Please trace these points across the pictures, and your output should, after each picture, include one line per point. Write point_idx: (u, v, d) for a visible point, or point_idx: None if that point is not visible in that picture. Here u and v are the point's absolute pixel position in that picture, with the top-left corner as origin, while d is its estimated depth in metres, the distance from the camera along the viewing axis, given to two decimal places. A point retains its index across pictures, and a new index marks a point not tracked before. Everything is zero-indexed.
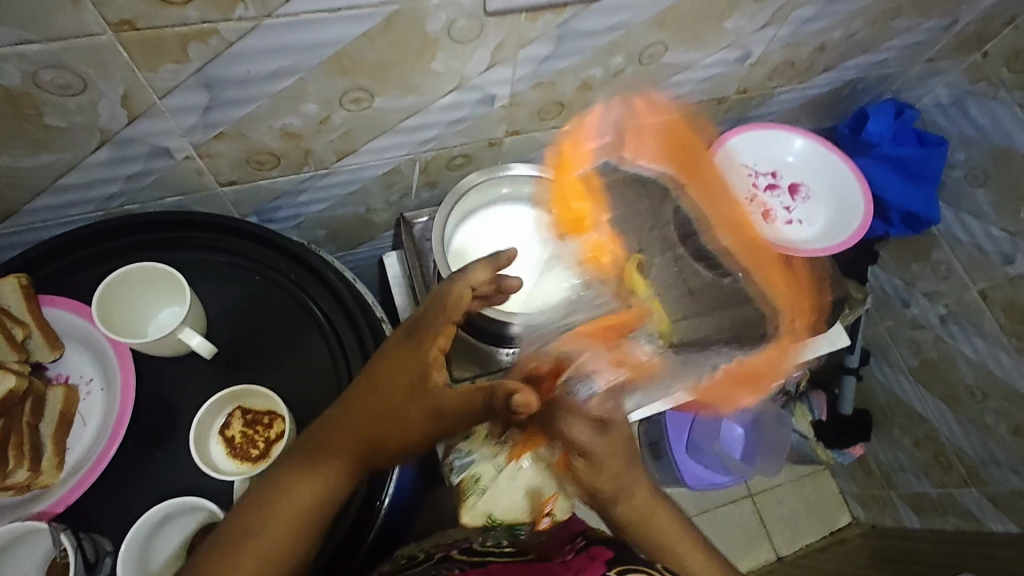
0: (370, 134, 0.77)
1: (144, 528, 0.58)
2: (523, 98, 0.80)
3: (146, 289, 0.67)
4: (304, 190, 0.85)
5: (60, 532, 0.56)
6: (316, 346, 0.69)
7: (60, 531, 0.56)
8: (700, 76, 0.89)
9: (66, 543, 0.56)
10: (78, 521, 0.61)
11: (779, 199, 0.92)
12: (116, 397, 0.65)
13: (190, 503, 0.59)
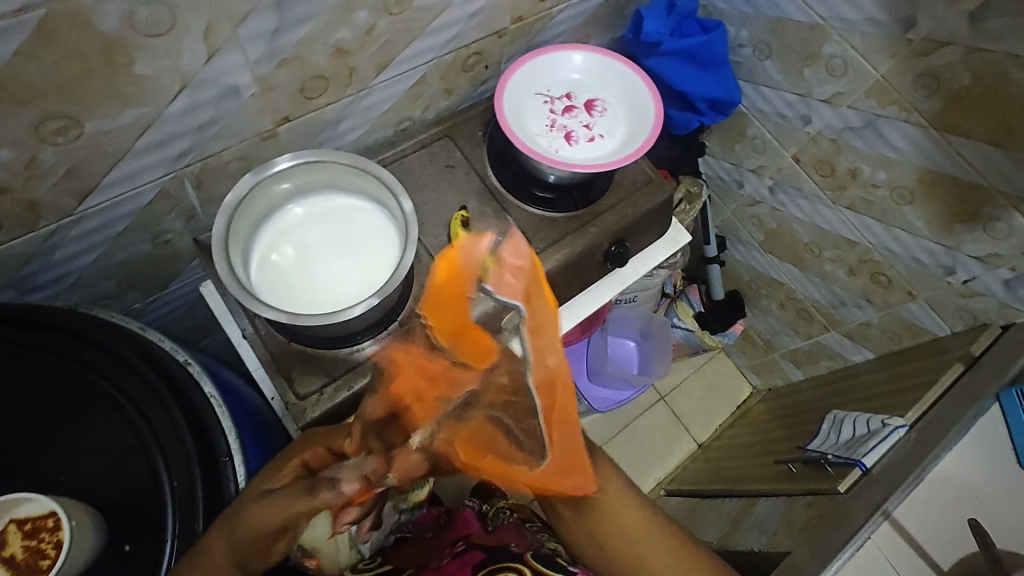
0: (102, 163, 0.67)
1: None
2: (274, 81, 0.72)
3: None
4: (58, 247, 0.74)
5: None
6: (112, 417, 0.62)
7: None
8: (463, 12, 0.84)
9: None
10: None
11: (579, 119, 0.90)
12: None
13: None
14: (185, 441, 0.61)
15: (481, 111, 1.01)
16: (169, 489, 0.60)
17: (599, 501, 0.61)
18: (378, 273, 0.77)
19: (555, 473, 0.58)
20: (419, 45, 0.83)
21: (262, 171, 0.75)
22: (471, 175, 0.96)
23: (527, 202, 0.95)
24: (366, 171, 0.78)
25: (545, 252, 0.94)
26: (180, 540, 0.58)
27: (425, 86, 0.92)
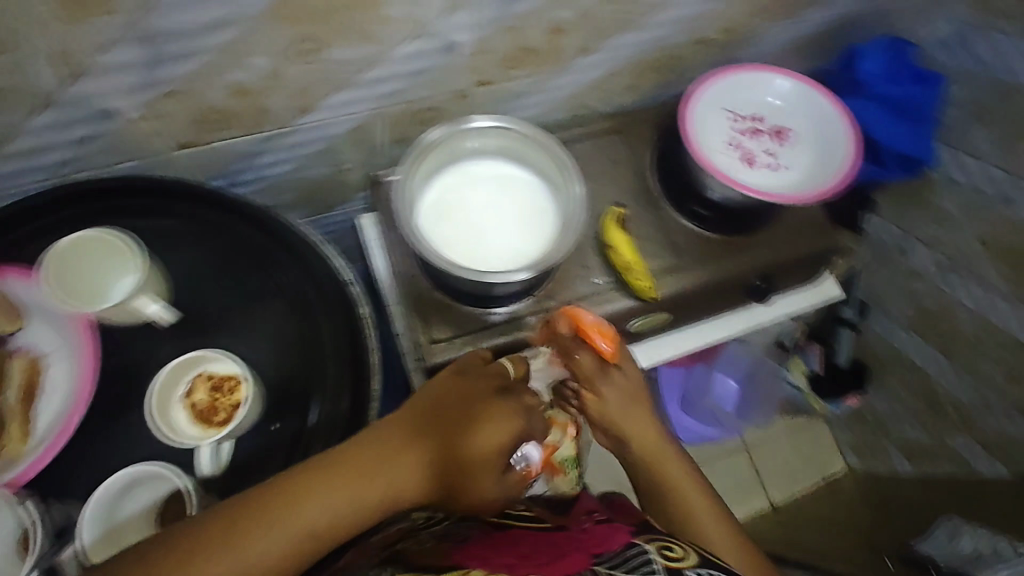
0: (327, 88, 0.74)
1: (112, 489, 0.58)
2: (489, 44, 0.76)
3: (95, 254, 0.63)
4: (266, 152, 0.82)
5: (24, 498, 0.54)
6: (279, 311, 0.67)
7: (23, 502, 0.57)
8: (676, 15, 0.83)
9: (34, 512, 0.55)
10: (50, 488, 0.59)
11: (762, 145, 0.88)
12: (77, 361, 0.62)
13: (151, 466, 0.59)
14: (337, 354, 0.65)
15: (659, 115, 1.00)
16: (316, 389, 0.64)
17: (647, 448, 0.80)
18: (533, 246, 0.80)
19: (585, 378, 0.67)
20: (625, 37, 0.84)
21: (458, 123, 0.79)
22: (635, 175, 0.96)
23: (683, 216, 0.94)
24: (550, 149, 0.81)
25: (690, 269, 0.93)
26: (313, 438, 0.62)
27: (614, 78, 0.93)
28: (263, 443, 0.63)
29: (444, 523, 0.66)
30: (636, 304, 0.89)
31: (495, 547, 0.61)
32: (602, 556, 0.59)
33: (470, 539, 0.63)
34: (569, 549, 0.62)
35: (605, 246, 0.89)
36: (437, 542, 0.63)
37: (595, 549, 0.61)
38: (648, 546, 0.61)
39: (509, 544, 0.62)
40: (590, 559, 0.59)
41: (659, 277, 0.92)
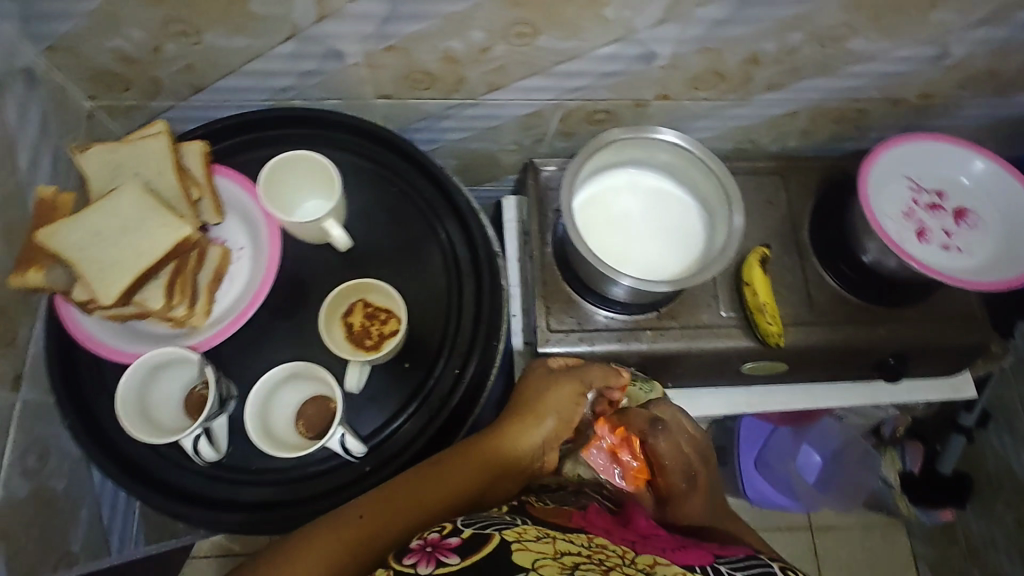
0: (523, 72, 0.78)
1: (269, 382, 0.62)
2: (684, 62, 0.77)
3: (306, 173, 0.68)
4: (448, 117, 0.88)
5: (206, 363, 0.60)
6: (436, 265, 0.72)
7: (205, 366, 0.60)
8: (881, 69, 0.80)
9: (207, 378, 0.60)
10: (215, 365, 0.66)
11: (939, 222, 0.84)
12: (262, 263, 0.68)
13: (308, 368, 0.63)
14: (480, 318, 0.68)
15: (826, 166, 0.97)
16: (453, 343, 0.68)
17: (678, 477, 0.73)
18: (675, 266, 0.82)
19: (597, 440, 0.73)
20: (820, 81, 0.82)
21: (634, 132, 0.80)
22: (787, 220, 0.95)
23: (828, 272, 0.92)
24: (716, 176, 0.81)
25: (822, 326, 0.90)
26: (441, 386, 0.66)
27: (792, 118, 0.91)
28: (396, 378, 0.67)
29: (566, 495, 0.72)
30: (759, 346, 0.88)
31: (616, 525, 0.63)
32: (724, 556, 0.57)
33: (592, 511, 0.66)
34: (686, 541, 0.61)
35: (742, 283, 0.88)
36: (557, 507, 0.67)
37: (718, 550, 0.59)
38: (771, 562, 0.55)
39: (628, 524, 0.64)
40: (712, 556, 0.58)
41: (788, 326, 0.90)
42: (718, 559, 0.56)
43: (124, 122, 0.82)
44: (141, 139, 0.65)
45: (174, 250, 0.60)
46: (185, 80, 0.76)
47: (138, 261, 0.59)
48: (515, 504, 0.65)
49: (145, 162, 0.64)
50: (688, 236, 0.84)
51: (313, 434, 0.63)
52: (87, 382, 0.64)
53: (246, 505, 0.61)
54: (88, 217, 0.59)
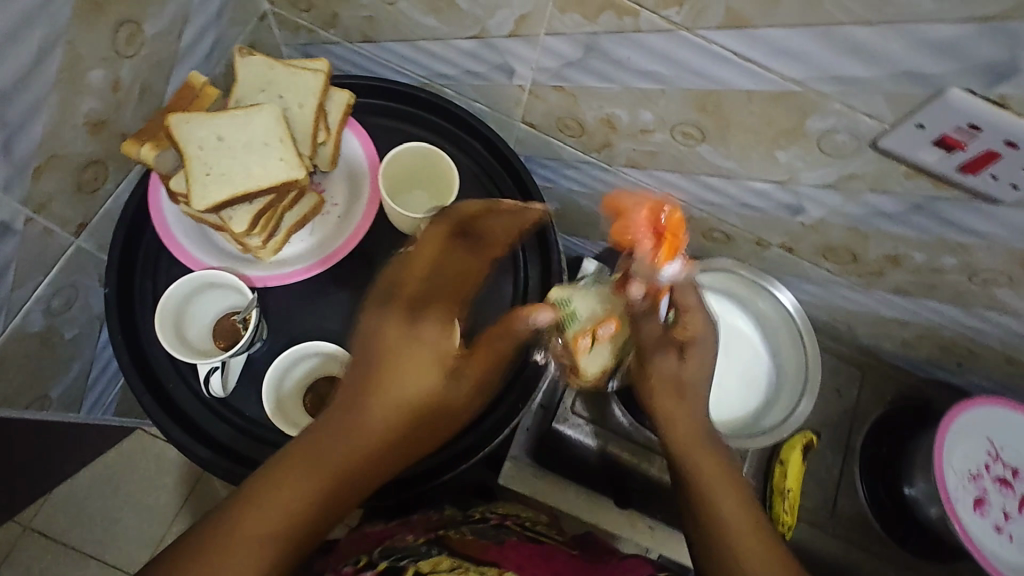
0: (670, 165, 0.76)
1: (299, 351, 0.61)
2: (827, 229, 0.74)
3: (439, 189, 0.67)
4: (575, 168, 0.86)
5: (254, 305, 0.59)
6: (500, 306, 0.69)
7: (252, 306, 0.59)
8: (1014, 328, 0.76)
9: (248, 317, 0.60)
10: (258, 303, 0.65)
11: (1002, 500, 0.76)
12: (346, 229, 0.67)
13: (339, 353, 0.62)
14: (519, 381, 0.66)
15: (908, 384, 0.92)
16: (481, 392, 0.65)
17: (679, 375, 0.60)
18: (721, 411, 0.78)
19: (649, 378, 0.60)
20: (947, 307, 0.78)
21: (747, 270, 0.77)
22: (847, 417, 0.90)
23: (863, 487, 0.87)
24: (805, 351, 0.75)
25: (832, 537, 0.85)
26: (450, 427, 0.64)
27: (900, 324, 0.87)
28: None
29: (486, 527, 0.68)
30: None
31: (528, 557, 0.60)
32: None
33: (507, 544, 0.62)
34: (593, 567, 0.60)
35: (775, 458, 0.83)
36: (474, 538, 0.64)
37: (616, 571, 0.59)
38: None
39: (542, 561, 0.60)
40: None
41: (800, 521, 0.85)
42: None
43: (289, 36, 0.83)
44: (299, 69, 0.65)
45: (282, 185, 0.58)
46: (362, 29, 0.76)
47: (244, 180, 0.58)
48: (432, 534, 0.64)
49: (293, 91, 0.64)
50: (747, 388, 0.80)
51: (310, 412, 0.62)
52: (141, 265, 0.64)
53: (225, 447, 0.61)
54: (219, 120, 0.58)
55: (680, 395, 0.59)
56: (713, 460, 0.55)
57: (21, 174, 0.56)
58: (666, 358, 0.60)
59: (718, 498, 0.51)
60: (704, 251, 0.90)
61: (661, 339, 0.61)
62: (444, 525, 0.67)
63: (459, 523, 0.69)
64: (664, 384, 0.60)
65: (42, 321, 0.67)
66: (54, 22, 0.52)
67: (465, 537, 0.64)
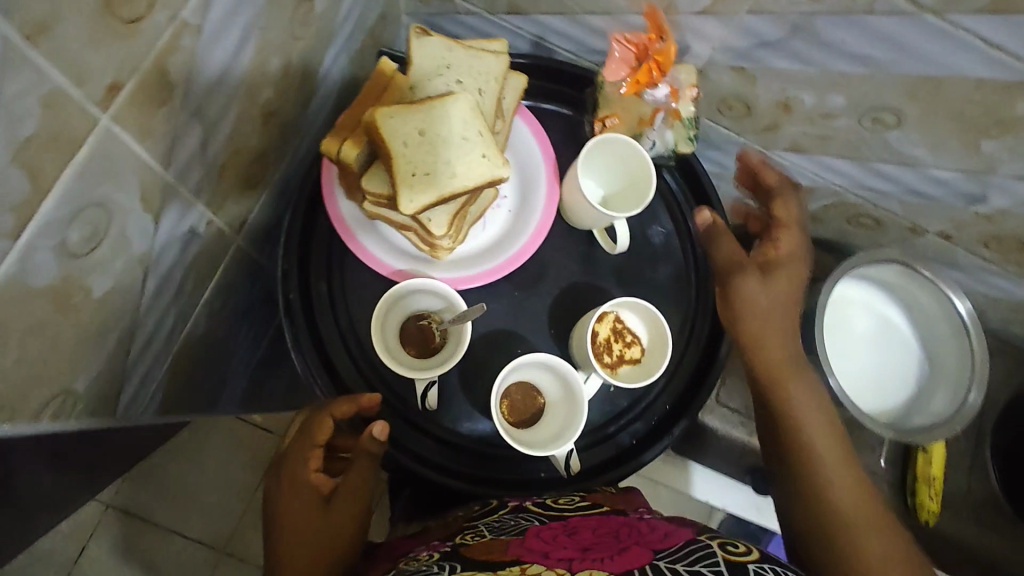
0: (842, 151, 0.72)
1: (516, 364, 0.57)
2: (1003, 219, 0.71)
3: (624, 198, 0.63)
4: (720, 149, 0.82)
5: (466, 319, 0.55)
6: (677, 299, 0.67)
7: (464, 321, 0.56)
8: None
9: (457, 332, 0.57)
10: None
11: None
12: (526, 225, 0.63)
13: (555, 366, 0.58)
14: (702, 384, 0.65)
15: None
16: (663, 392, 0.65)
17: (755, 343, 0.56)
18: (870, 399, 0.78)
19: (749, 341, 0.57)
20: None
21: (925, 269, 0.74)
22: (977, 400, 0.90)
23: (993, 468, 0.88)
24: (967, 342, 0.74)
25: (963, 517, 0.87)
26: (634, 429, 0.64)
27: None
28: (597, 402, 0.64)
29: (500, 515, 0.56)
30: (903, 512, 0.83)
31: (551, 538, 0.50)
32: (664, 551, 0.45)
33: (529, 534, 0.51)
34: (626, 543, 0.48)
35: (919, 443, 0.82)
36: (494, 535, 0.52)
37: (657, 544, 0.47)
38: None
39: (568, 537, 0.50)
40: (649, 554, 0.45)
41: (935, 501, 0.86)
42: (657, 559, 0.43)
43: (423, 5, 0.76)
44: (480, 51, 0.60)
45: (485, 185, 0.54)
46: None
47: (447, 180, 0.53)
48: (448, 546, 0.54)
49: (474, 75, 0.59)
50: (894, 377, 0.80)
51: (511, 417, 0.58)
52: (315, 265, 0.61)
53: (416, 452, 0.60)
54: (419, 113, 0.53)
55: (770, 337, 0.56)
56: (838, 452, 0.52)
57: (209, 175, 0.51)
58: (786, 280, 0.59)
59: (830, 477, 0.51)
60: (843, 233, 0.88)
61: (733, 257, 0.60)
62: (460, 530, 0.57)
63: (477, 519, 0.57)
64: (763, 331, 0.56)
65: (204, 323, 0.64)
66: (257, 7, 0.46)
67: (482, 538, 0.53)
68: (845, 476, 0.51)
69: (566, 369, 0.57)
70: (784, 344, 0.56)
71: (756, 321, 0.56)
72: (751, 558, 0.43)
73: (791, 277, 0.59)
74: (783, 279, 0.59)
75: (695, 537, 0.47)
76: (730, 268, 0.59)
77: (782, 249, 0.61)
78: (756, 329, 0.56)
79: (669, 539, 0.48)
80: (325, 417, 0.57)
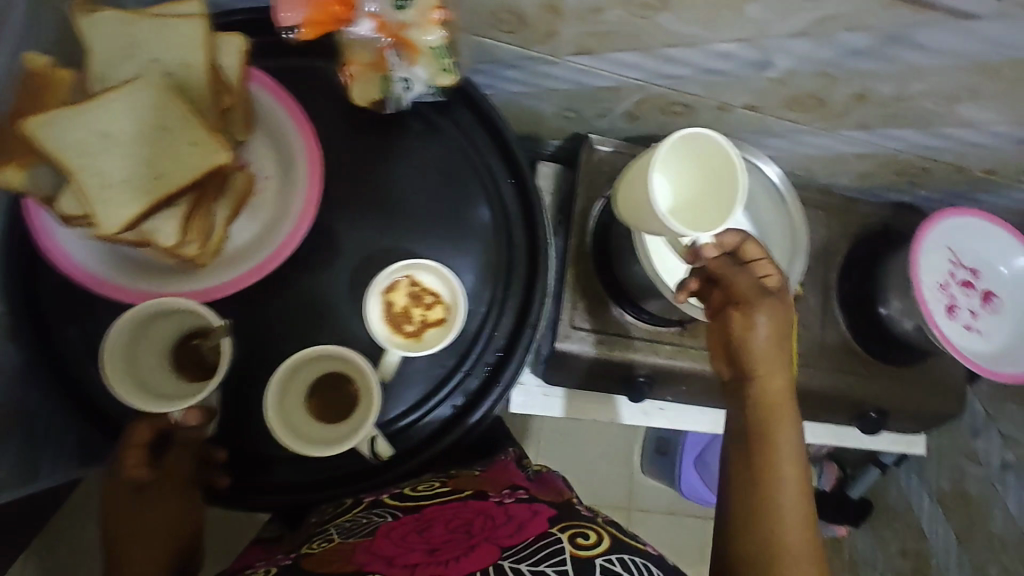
0: (625, 44, 0.68)
1: (295, 361, 0.53)
2: (794, 80, 0.70)
3: (714, 187, 0.63)
4: (517, 66, 0.76)
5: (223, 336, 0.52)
6: (485, 242, 0.65)
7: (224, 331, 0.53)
8: (970, 137, 0.78)
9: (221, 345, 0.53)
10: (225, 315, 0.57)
11: (967, 300, 0.85)
12: (292, 205, 0.57)
13: (337, 352, 0.53)
14: (525, 323, 0.63)
15: (866, 213, 0.96)
16: (488, 337, 0.63)
17: (757, 372, 0.59)
18: None
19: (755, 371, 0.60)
20: (905, 131, 0.79)
21: None
22: (819, 260, 0.94)
23: (842, 315, 0.93)
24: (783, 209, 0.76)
25: (825, 370, 0.91)
26: (466, 388, 0.61)
27: (857, 160, 0.89)
28: (419, 371, 0.61)
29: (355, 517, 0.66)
30: None
31: (402, 538, 0.61)
32: (504, 552, 0.56)
33: (379, 535, 0.61)
34: (475, 539, 0.60)
35: None
36: (342, 540, 0.62)
37: (502, 540, 0.59)
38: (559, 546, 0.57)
39: (420, 533, 0.62)
40: (497, 551, 0.57)
41: None
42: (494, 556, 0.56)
43: None
44: (168, 17, 0.50)
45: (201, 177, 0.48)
46: None
47: (148, 184, 0.47)
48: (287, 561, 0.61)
49: (169, 47, 0.50)
50: None
51: (318, 412, 0.55)
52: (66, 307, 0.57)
53: (241, 466, 0.58)
54: (92, 109, 0.46)
55: (773, 360, 0.59)
56: (792, 450, 0.58)
57: None
58: (777, 343, 0.59)
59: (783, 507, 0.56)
60: (663, 126, 0.86)
61: (726, 298, 0.61)
62: (307, 539, 0.65)
63: (328, 524, 0.67)
64: (773, 362, 0.59)
65: None
66: None
67: (330, 544, 0.62)
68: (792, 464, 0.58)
69: (348, 352, 0.53)
70: (769, 360, 0.59)
71: (734, 344, 0.60)
72: (601, 551, 0.58)
73: (788, 312, 0.60)
74: (777, 320, 0.59)
75: (535, 535, 0.59)
76: (750, 319, 0.59)
77: (759, 298, 0.59)
78: (768, 364, 0.59)
79: (514, 535, 0.60)
80: (145, 424, 0.52)
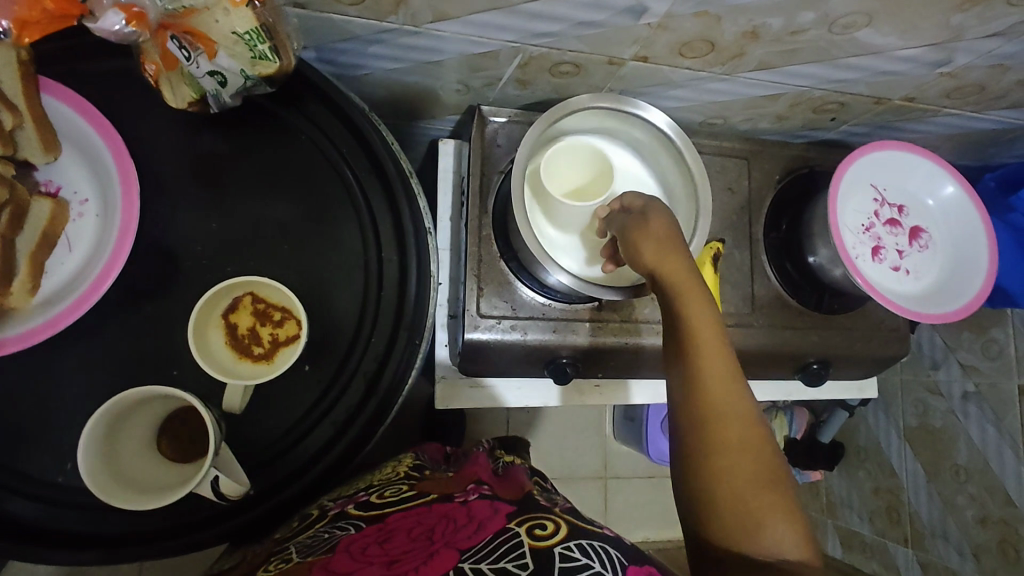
0: (482, 6, 0.61)
1: (118, 407, 0.50)
2: (676, 24, 0.64)
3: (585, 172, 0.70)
4: (379, 42, 0.69)
5: None
6: (352, 242, 0.59)
7: None
8: (879, 65, 0.72)
9: None
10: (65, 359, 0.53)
11: (895, 239, 0.81)
12: (111, 231, 0.54)
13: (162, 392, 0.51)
14: (401, 326, 0.58)
15: (791, 156, 0.91)
16: (361, 349, 0.58)
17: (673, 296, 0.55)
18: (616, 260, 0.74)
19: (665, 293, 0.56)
20: (810, 66, 0.73)
21: (606, 102, 0.69)
22: (744, 212, 0.89)
23: (772, 267, 0.88)
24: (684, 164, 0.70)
25: (759, 326, 0.87)
26: (345, 404, 0.57)
27: (770, 102, 0.83)
28: (287, 389, 0.57)
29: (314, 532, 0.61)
30: None
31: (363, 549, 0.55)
32: (470, 551, 0.53)
33: (339, 549, 0.55)
34: (435, 544, 0.55)
35: None
36: (300, 557, 0.55)
37: (462, 542, 0.55)
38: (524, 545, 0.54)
39: (383, 542, 0.56)
40: (457, 554, 0.53)
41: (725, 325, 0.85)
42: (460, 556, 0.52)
43: None
44: None
45: None
46: None
47: None
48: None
49: None
50: None
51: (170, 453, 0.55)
52: None
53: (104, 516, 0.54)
54: None
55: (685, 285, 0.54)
56: (724, 371, 0.52)
57: None
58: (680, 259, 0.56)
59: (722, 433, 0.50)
60: (558, 88, 0.80)
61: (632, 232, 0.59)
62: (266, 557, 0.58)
63: (288, 540, 0.61)
64: (686, 282, 0.55)
65: None
66: None
67: (289, 562, 0.55)
68: (732, 391, 0.51)
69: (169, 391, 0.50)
70: (680, 280, 0.55)
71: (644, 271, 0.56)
72: (557, 542, 0.56)
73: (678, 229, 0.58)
74: (668, 235, 0.57)
75: (503, 531, 0.57)
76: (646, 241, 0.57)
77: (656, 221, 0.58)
78: (679, 284, 0.55)
79: (477, 535, 0.57)
80: None
